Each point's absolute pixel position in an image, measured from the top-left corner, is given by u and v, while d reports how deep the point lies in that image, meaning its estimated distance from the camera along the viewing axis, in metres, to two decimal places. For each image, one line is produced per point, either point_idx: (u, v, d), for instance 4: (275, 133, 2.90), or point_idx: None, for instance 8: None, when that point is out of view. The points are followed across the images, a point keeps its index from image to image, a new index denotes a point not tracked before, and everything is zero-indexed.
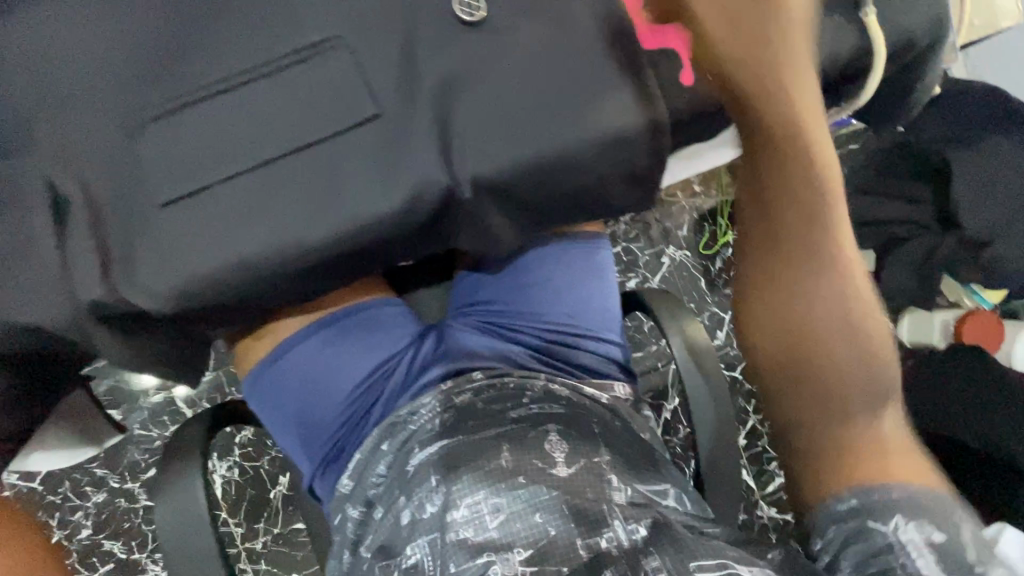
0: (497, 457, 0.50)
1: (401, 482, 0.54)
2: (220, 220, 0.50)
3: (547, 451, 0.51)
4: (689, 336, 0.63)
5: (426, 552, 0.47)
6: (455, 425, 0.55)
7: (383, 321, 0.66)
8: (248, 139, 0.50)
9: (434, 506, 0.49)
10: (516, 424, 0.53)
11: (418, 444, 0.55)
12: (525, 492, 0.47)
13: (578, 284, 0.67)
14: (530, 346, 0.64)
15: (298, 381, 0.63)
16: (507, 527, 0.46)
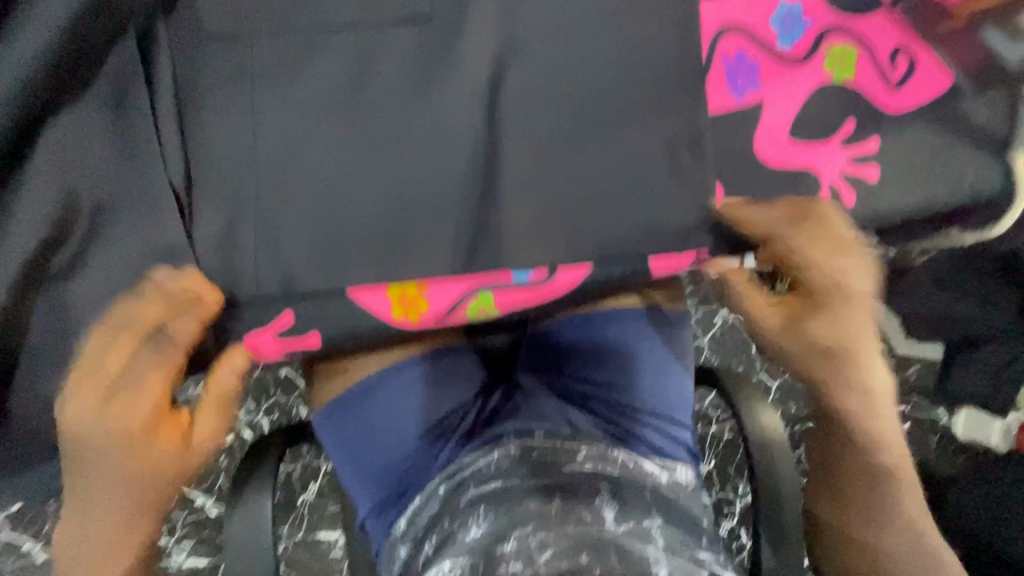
0: (547, 503, 0.49)
1: (449, 511, 0.54)
2: (309, 259, 0.50)
3: (598, 506, 0.49)
4: (763, 423, 0.63)
5: (463, 574, 0.46)
6: (511, 468, 0.54)
7: (449, 368, 0.64)
8: (343, 181, 0.49)
9: (480, 532, 0.49)
10: (571, 476, 0.52)
11: (473, 480, 0.55)
12: (573, 535, 0.46)
13: (657, 356, 0.63)
14: (600, 413, 0.61)
15: (365, 419, 0.62)
16: (553, 566, 0.43)
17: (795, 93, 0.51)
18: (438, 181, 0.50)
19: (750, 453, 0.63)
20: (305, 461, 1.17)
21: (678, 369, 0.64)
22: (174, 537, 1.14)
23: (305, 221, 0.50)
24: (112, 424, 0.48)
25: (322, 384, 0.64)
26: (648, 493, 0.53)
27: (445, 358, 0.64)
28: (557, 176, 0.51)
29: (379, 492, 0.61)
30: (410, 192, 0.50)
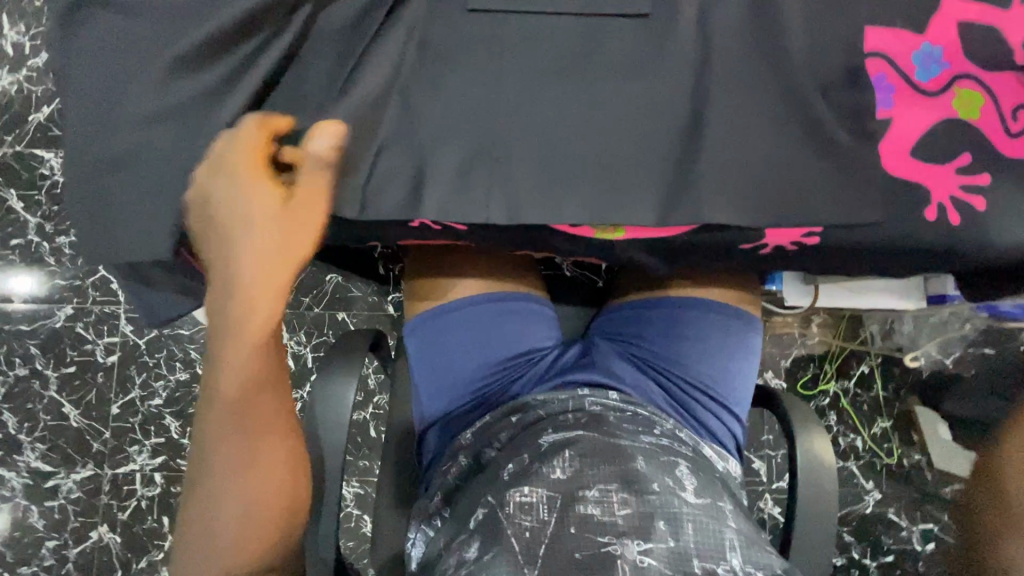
0: (633, 462, 0.50)
1: (528, 448, 0.54)
2: (429, 143, 0.49)
3: (678, 476, 0.50)
4: (815, 447, 0.64)
5: (543, 502, 0.48)
6: (591, 421, 0.56)
7: (535, 313, 0.72)
8: (485, 77, 0.49)
9: (564, 474, 0.49)
10: (650, 445, 0.54)
11: (552, 426, 0.55)
12: (655, 499, 0.47)
13: (725, 351, 0.68)
14: (666, 390, 0.66)
15: (454, 337, 0.69)
16: (631, 522, 0.45)
17: (923, 122, 0.48)
18: (576, 98, 0.48)
19: (795, 475, 0.63)
20: None
21: (743, 370, 0.68)
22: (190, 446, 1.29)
23: (436, 101, 0.49)
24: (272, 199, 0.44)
25: (417, 297, 0.72)
26: (715, 480, 0.55)
27: (533, 305, 0.72)
28: (699, 124, 0.49)
29: (450, 403, 0.67)
30: (545, 101, 0.49)
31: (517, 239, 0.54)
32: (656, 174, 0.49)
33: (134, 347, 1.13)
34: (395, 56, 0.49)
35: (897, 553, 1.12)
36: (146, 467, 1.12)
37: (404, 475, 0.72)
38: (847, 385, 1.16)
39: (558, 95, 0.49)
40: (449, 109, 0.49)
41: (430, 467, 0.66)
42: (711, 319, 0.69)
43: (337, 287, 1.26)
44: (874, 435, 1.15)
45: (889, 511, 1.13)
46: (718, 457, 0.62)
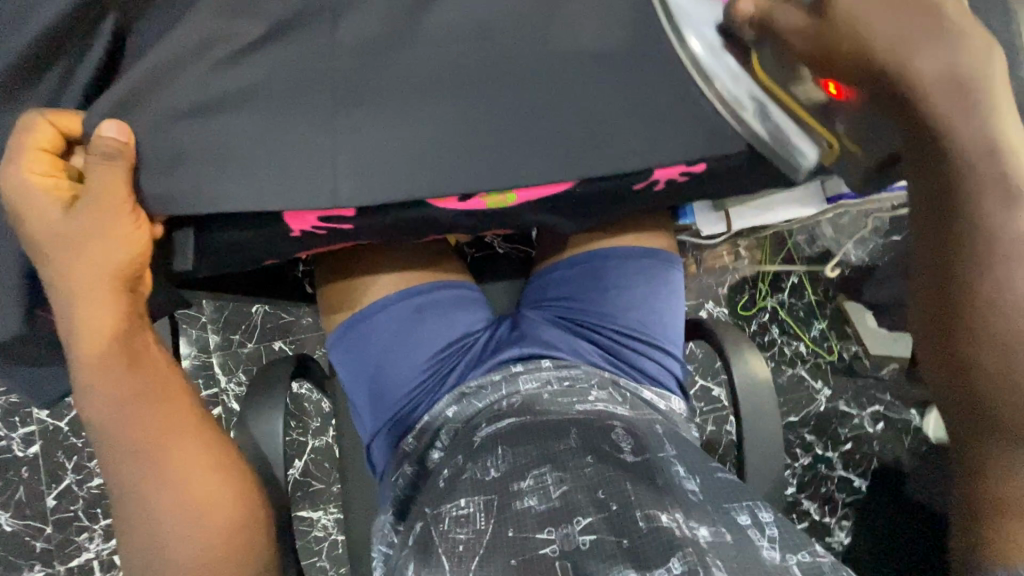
0: (564, 439, 0.52)
1: (463, 449, 0.56)
2: (276, 141, 0.45)
3: (614, 440, 0.52)
4: (750, 367, 0.65)
5: (479, 509, 0.48)
6: (522, 407, 0.58)
7: (461, 297, 0.70)
8: (315, 56, 0.45)
9: (498, 472, 0.51)
10: (583, 414, 0.56)
11: (486, 420, 0.58)
12: (589, 470, 0.49)
13: (654, 296, 0.69)
14: (600, 345, 0.67)
15: (380, 343, 0.66)
16: (567, 499, 0.47)
17: None
18: (420, 62, 0.45)
19: (737, 398, 0.65)
20: (292, 437, 1.15)
21: (672, 309, 0.70)
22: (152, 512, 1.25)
23: (269, 92, 0.45)
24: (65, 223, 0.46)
25: (333, 312, 0.68)
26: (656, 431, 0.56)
27: (457, 291, 0.70)
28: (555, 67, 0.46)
29: (386, 412, 0.65)
30: (387, 71, 0.45)
31: (406, 229, 0.51)
32: (529, 129, 0.47)
33: (56, 432, 1.04)
34: (207, 54, 0.44)
35: (855, 440, 1.19)
36: (102, 553, 1.04)
37: (363, 492, 0.69)
38: (781, 298, 1.22)
39: (399, 62, 0.45)
40: (286, 98, 0.45)
41: (383, 479, 0.65)
42: (630, 266, 0.69)
43: (267, 316, 1.19)
44: (813, 337, 1.22)
45: (841, 403, 1.20)
46: (659, 399, 0.64)
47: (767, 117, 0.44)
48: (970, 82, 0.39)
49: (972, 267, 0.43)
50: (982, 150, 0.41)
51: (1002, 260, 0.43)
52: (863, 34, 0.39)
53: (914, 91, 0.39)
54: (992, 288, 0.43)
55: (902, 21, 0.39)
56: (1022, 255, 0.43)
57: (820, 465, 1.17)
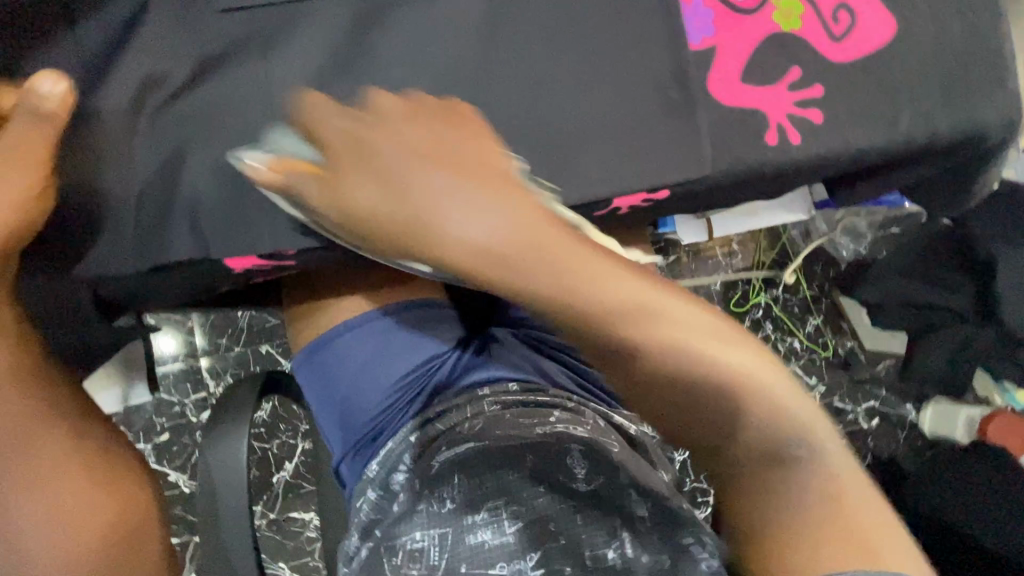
0: (522, 467, 0.51)
1: (422, 474, 0.55)
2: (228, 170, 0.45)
3: (570, 465, 0.51)
4: None
5: (435, 543, 0.48)
6: (483, 431, 0.57)
7: (427, 316, 0.68)
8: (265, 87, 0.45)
9: (453, 503, 0.50)
10: (542, 438, 0.53)
11: (447, 444, 0.57)
12: (543, 501, 0.49)
13: None
14: (570, 362, 0.66)
15: (347, 365, 0.65)
16: (522, 537, 0.47)
17: (747, 47, 0.50)
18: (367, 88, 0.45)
19: None
20: (281, 440, 1.15)
21: None
22: None
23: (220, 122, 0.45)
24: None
25: (305, 328, 0.67)
26: (616, 456, 0.53)
27: (423, 308, 0.68)
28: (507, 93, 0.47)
29: (353, 435, 0.65)
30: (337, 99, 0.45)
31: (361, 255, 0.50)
32: None
33: None
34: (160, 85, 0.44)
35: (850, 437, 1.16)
36: None
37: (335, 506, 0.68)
38: (775, 293, 1.18)
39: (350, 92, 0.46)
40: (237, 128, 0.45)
41: (352, 500, 0.65)
42: None
43: (253, 319, 1.18)
44: (808, 333, 1.18)
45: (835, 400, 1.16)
46: (628, 423, 0.63)
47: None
48: (569, 265, 0.38)
49: (724, 409, 0.45)
50: (630, 299, 0.40)
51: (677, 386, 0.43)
52: (466, 241, 0.37)
53: (513, 276, 0.38)
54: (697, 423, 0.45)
55: (459, 191, 0.37)
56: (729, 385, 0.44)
57: None
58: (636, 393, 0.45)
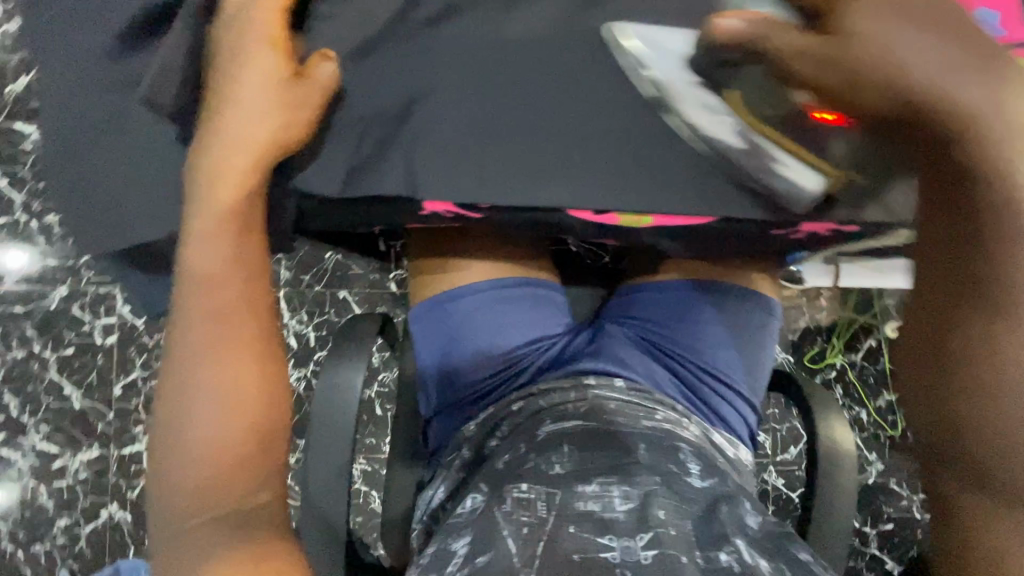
0: (633, 452, 0.51)
1: (527, 440, 0.56)
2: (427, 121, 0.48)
3: (681, 460, 0.52)
4: (835, 435, 0.62)
5: (540, 498, 0.48)
6: (591, 412, 0.57)
7: (541, 299, 0.71)
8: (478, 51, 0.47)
9: (561, 469, 0.51)
10: (648, 428, 0.55)
11: (550, 417, 0.58)
12: (656, 486, 0.48)
13: (739, 340, 0.67)
14: (676, 373, 0.65)
15: (461, 325, 0.68)
16: (634, 515, 0.46)
17: None
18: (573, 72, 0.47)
19: (815, 462, 0.61)
20: None
21: (757, 356, 0.67)
22: None
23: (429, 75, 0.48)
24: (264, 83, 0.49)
25: (427, 283, 0.71)
26: (721, 467, 0.54)
27: (539, 291, 0.71)
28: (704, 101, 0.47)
29: (453, 393, 0.67)
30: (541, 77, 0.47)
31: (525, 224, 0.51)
32: None
33: None
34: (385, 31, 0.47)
35: (899, 522, 1.12)
36: None
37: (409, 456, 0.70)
38: (854, 359, 1.14)
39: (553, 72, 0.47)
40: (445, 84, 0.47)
41: (438, 455, 0.67)
42: (723, 303, 0.68)
43: (338, 264, 1.23)
44: (878, 407, 1.14)
45: (892, 481, 1.13)
46: (728, 445, 0.61)
47: (761, 153, 0.47)
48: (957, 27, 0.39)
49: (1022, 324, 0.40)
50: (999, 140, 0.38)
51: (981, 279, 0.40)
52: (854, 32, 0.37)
53: (905, 81, 0.38)
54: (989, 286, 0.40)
55: (936, 46, 0.38)
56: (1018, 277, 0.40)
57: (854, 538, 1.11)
58: (924, 338, 0.44)
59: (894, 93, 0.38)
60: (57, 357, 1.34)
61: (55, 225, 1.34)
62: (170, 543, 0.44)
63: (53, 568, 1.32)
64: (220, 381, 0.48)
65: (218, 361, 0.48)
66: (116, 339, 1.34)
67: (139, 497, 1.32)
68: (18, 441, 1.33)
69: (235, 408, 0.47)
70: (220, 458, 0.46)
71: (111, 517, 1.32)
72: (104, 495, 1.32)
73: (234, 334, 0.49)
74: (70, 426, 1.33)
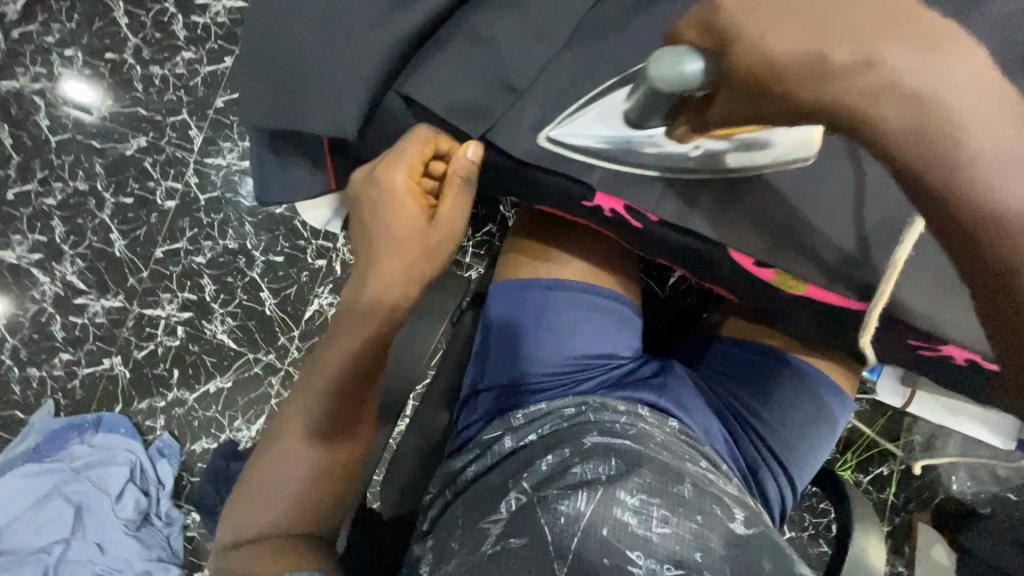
0: (678, 484, 0.52)
1: (571, 444, 0.57)
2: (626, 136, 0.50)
3: (730, 510, 0.52)
4: (866, 549, 0.61)
5: (585, 492, 0.51)
6: (639, 436, 0.58)
7: (619, 316, 0.72)
8: None
9: (605, 472, 0.52)
10: (700, 472, 0.55)
11: (598, 430, 0.58)
12: (696, 525, 0.49)
13: (805, 423, 0.66)
14: (732, 433, 0.65)
15: (539, 318, 0.70)
16: (666, 542, 0.48)
17: None
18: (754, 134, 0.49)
19: (836, 567, 0.61)
20: None
21: (816, 445, 0.66)
22: (224, 310, 1.34)
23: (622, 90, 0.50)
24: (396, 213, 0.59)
25: (523, 267, 0.74)
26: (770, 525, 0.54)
27: (620, 308, 0.72)
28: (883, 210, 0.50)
29: (510, 378, 0.68)
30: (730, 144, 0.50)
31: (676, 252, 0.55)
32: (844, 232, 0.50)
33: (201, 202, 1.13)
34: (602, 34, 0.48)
35: None
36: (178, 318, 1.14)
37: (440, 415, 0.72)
38: (860, 479, 1.13)
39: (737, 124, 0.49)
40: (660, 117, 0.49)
41: (475, 429, 0.67)
42: (801, 383, 0.67)
43: None
44: None
45: None
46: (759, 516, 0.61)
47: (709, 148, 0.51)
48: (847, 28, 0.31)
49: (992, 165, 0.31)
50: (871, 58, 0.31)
51: (992, 216, 0.32)
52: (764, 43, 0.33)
53: (784, 86, 0.33)
54: (982, 224, 0.32)
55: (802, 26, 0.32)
56: (996, 185, 0.31)
57: None
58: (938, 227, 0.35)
59: (779, 103, 0.35)
60: (113, 202, 1.35)
61: (155, 77, 1.35)
62: (239, 554, 0.57)
63: (40, 396, 1.34)
64: (309, 469, 0.61)
65: (300, 457, 0.61)
66: (174, 205, 1.35)
67: (142, 359, 1.34)
68: (50, 266, 1.35)
69: (314, 494, 0.60)
70: (301, 506, 0.60)
71: (110, 368, 1.34)
72: (110, 346, 1.34)
73: (318, 418, 0.62)
74: (102, 270, 1.34)
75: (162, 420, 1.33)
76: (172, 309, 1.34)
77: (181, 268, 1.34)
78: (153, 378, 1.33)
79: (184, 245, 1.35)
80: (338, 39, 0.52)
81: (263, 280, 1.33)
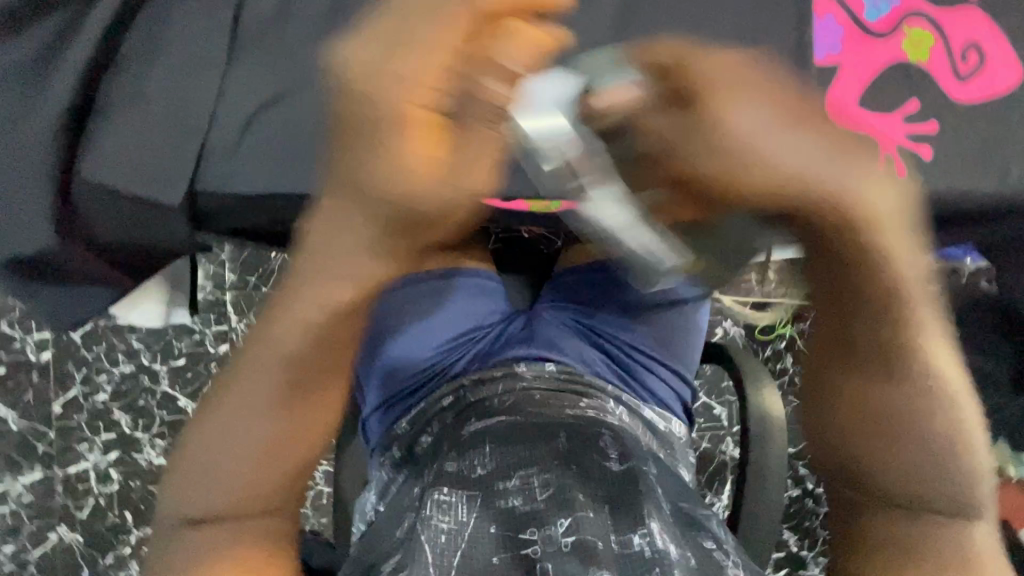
0: (552, 442, 0.52)
1: (451, 441, 0.55)
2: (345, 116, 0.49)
3: (604, 447, 0.52)
4: (765, 401, 0.63)
5: (462, 502, 0.49)
6: (514, 405, 0.57)
7: (476, 290, 0.69)
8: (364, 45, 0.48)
9: (484, 469, 0.51)
10: (573, 420, 0.55)
11: (474, 415, 0.57)
12: (573, 474, 0.49)
13: (675, 317, 0.68)
14: (609, 355, 0.66)
15: (397, 317, 0.66)
16: (551, 502, 0.48)
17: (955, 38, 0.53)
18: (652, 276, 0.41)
19: (747, 427, 0.63)
20: None
21: (686, 332, 0.69)
22: (150, 433, 1.28)
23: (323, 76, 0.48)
24: (396, 152, 0.32)
25: None
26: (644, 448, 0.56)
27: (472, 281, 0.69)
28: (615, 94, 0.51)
29: (390, 391, 0.67)
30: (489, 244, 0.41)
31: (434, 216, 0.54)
32: None
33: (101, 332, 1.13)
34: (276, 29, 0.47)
35: None
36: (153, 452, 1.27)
37: None
38: None
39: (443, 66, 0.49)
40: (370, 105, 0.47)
41: (376, 454, 0.66)
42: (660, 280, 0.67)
43: None
44: None
45: None
46: (657, 420, 0.63)
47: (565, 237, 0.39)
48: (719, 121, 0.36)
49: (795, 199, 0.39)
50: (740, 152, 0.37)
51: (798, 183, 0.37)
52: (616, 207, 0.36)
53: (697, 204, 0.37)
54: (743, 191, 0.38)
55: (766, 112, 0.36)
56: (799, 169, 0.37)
57: (807, 500, 1.12)
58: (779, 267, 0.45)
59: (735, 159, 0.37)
60: None
61: None
62: None
63: None
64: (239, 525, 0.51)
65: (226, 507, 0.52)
66: (51, 354, 1.27)
67: (89, 517, 1.27)
68: None
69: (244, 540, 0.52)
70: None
71: (60, 539, 1.27)
72: (51, 517, 1.27)
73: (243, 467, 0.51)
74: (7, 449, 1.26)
75: (136, 564, 1.27)
76: (97, 455, 1.27)
77: (87, 412, 1.27)
78: (108, 529, 1.27)
79: (79, 389, 1.28)
80: (35, 133, 0.51)
81: (175, 389, 1.28)
